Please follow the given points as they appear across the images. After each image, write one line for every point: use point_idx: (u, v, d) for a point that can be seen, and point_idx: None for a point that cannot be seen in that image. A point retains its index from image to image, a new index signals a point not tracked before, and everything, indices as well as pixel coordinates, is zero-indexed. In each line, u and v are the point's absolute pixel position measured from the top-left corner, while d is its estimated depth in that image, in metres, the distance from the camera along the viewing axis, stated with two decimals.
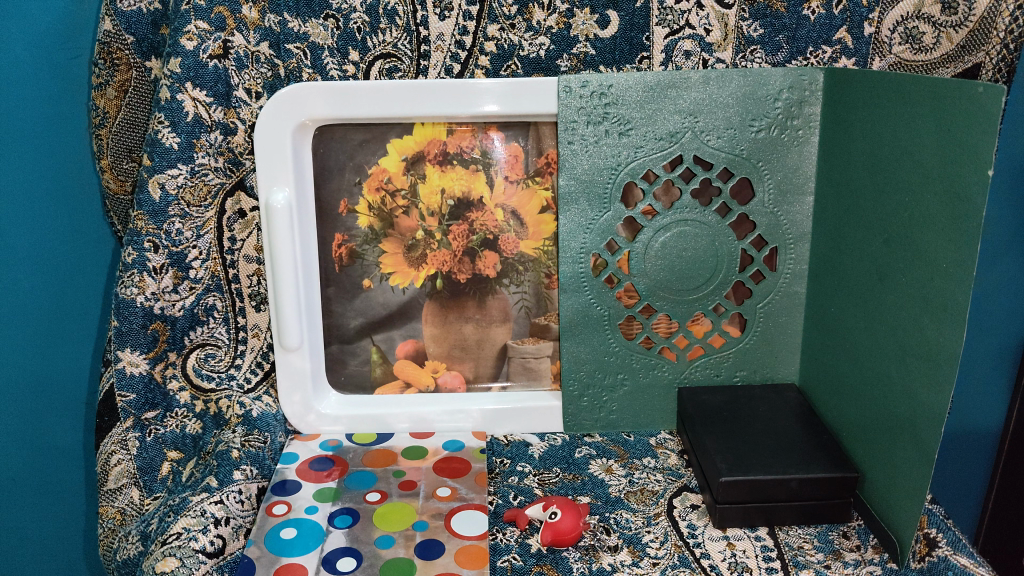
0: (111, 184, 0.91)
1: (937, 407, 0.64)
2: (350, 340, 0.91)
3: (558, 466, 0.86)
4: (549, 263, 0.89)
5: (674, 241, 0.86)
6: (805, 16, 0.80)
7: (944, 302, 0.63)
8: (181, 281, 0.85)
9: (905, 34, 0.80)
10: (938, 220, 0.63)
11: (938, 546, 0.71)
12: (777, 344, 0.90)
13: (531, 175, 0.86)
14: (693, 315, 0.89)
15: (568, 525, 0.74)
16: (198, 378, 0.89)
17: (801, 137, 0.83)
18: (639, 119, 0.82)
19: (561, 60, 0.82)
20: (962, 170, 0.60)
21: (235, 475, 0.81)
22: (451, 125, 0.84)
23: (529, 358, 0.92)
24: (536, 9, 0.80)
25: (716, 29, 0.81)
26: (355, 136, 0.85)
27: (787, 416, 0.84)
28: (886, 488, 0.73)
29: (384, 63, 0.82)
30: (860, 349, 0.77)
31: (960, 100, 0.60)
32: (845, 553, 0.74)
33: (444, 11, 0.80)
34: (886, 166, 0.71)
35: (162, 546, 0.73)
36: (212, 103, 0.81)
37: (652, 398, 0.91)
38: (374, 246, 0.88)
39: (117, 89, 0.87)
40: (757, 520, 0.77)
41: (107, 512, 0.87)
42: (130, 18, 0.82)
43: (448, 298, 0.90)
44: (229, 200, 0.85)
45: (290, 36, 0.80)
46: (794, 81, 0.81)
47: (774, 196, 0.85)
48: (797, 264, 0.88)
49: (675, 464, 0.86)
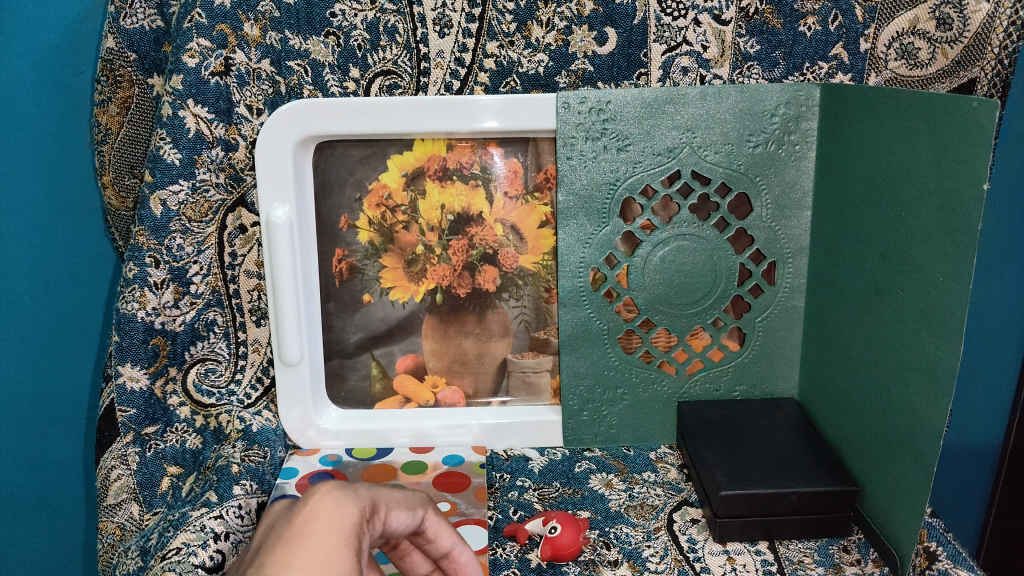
0: (113, 200, 0.91)
1: (936, 421, 0.64)
2: (350, 354, 0.92)
3: (558, 481, 0.86)
4: (549, 277, 0.89)
5: (673, 256, 0.87)
6: (801, 33, 0.81)
7: (943, 315, 0.63)
8: (182, 297, 0.86)
9: (901, 50, 0.81)
10: (937, 235, 0.64)
11: (938, 559, 0.70)
12: (776, 358, 0.90)
13: (530, 191, 0.87)
14: (693, 330, 0.89)
15: (568, 540, 0.74)
16: (198, 394, 0.89)
17: (799, 152, 0.83)
18: (638, 135, 0.83)
19: (560, 77, 0.82)
20: (958, 185, 0.60)
21: (235, 490, 0.80)
22: (450, 141, 0.85)
23: (529, 372, 0.92)
24: (535, 27, 0.81)
25: (713, 46, 0.82)
26: (355, 152, 0.86)
27: (787, 431, 0.84)
28: (886, 502, 0.73)
29: (384, 80, 0.82)
30: (859, 363, 0.77)
31: (955, 116, 0.60)
32: (846, 567, 0.74)
33: (444, 28, 0.81)
34: (884, 181, 0.71)
35: (161, 562, 0.71)
36: (214, 119, 0.82)
37: (652, 412, 0.91)
38: (374, 261, 0.89)
39: (119, 106, 0.87)
40: (757, 534, 0.77)
41: (107, 528, 0.87)
42: (133, 36, 0.83)
43: (448, 313, 0.90)
44: (229, 216, 0.86)
45: (291, 54, 0.81)
46: (790, 97, 0.82)
47: (773, 211, 0.85)
48: (795, 279, 0.88)
49: (675, 478, 0.86)
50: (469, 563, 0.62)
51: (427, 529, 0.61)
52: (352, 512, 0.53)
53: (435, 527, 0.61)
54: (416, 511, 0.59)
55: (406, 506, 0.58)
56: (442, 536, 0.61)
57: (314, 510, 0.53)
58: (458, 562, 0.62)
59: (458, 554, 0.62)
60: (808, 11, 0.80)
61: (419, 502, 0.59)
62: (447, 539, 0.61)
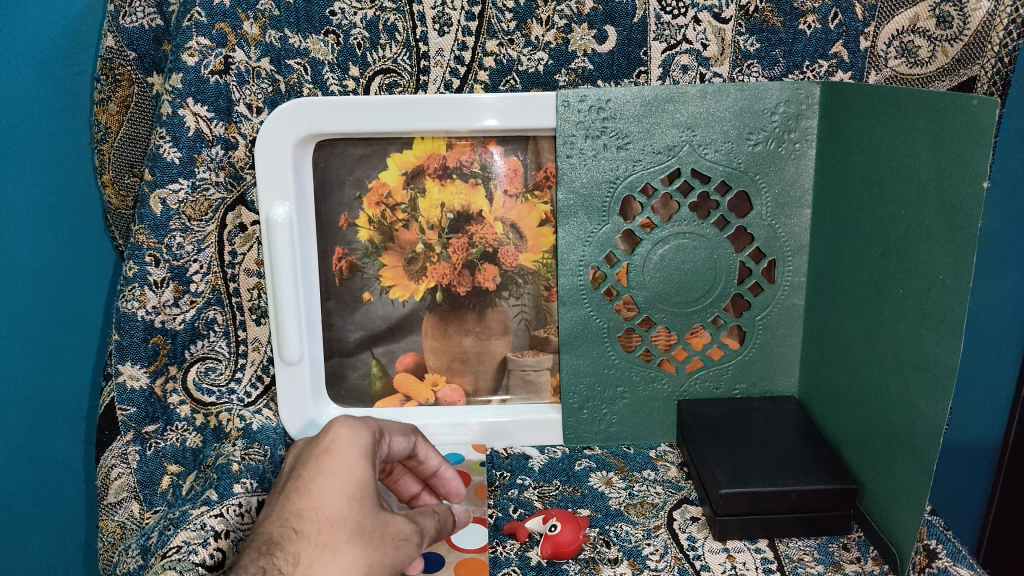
0: (113, 199, 0.91)
1: (936, 418, 0.64)
2: (351, 353, 0.92)
3: (558, 479, 0.86)
4: (549, 275, 0.89)
5: (673, 254, 0.87)
6: (801, 31, 0.81)
7: (943, 313, 0.63)
8: (182, 295, 0.86)
9: (901, 48, 0.81)
10: (937, 232, 0.64)
11: (938, 557, 0.71)
12: (776, 356, 0.90)
13: (530, 189, 0.87)
14: (693, 328, 0.89)
15: (568, 538, 0.74)
16: (198, 392, 0.90)
17: (798, 150, 0.83)
18: (637, 133, 0.83)
19: (559, 76, 0.82)
20: (958, 182, 0.60)
21: (235, 488, 0.80)
22: (450, 139, 0.85)
23: (529, 371, 0.92)
24: (535, 25, 0.81)
25: (714, 43, 0.82)
26: (355, 150, 0.86)
27: (787, 429, 0.84)
28: (885, 499, 0.73)
29: (383, 79, 0.82)
30: (859, 361, 0.77)
31: (956, 113, 0.60)
32: (845, 565, 0.74)
33: (443, 26, 0.81)
34: (885, 179, 0.71)
35: (162, 560, 0.72)
36: (213, 118, 0.82)
37: (652, 410, 0.91)
38: (374, 259, 0.89)
39: (118, 105, 0.87)
40: (757, 532, 0.77)
41: (107, 526, 0.87)
42: (132, 35, 0.83)
43: (448, 311, 0.90)
44: (229, 214, 0.86)
45: (290, 52, 0.81)
46: (790, 95, 0.82)
47: (773, 209, 0.85)
48: (796, 277, 0.88)
49: (675, 476, 0.86)
50: (453, 478, 0.77)
51: (419, 453, 0.75)
52: (366, 436, 0.66)
53: (424, 451, 0.76)
54: (410, 436, 0.73)
55: (401, 432, 0.73)
56: (430, 458, 0.76)
57: (335, 435, 0.65)
58: (445, 479, 0.77)
59: (445, 472, 0.77)
60: (808, 10, 0.80)
61: (411, 429, 0.74)
62: (434, 460, 0.76)
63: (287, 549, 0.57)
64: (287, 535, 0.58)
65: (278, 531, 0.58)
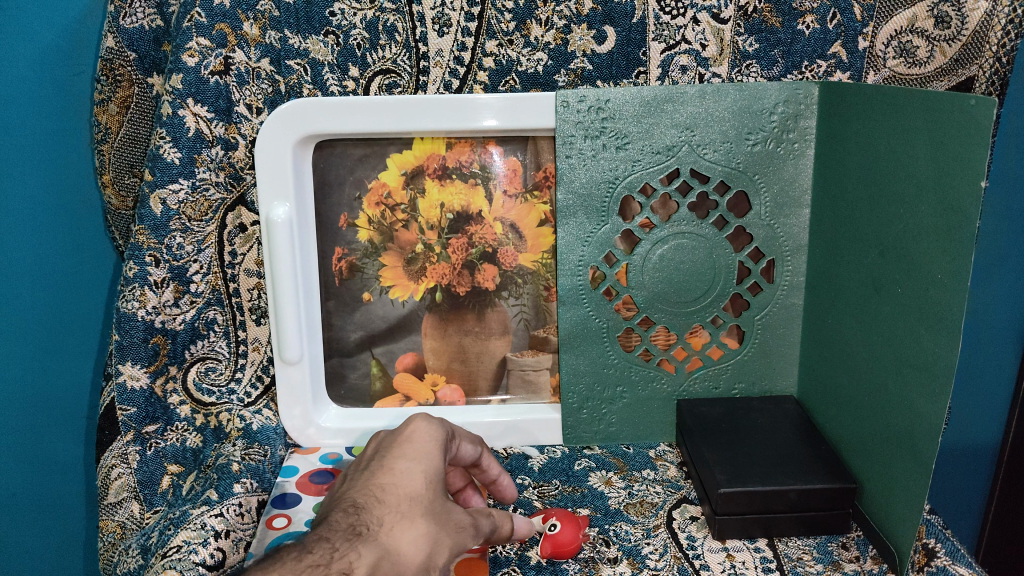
0: (113, 200, 0.92)
1: (936, 418, 0.64)
2: (351, 353, 0.92)
3: (558, 478, 0.86)
4: (549, 275, 0.89)
5: (672, 253, 0.87)
6: (800, 31, 0.81)
7: (942, 313, 0.63)
8: (182, 295, 0.86)
9: (899, 48, 0.81)
10: (935, 232, 0.64)
11: (936, 556, 0.71)
12: (775, 356, 0.91)
13: (529, 189, 0.87)
14: (692, 328, 0.90)
15: (568, 537, 0.74)
16: (198, 392, 0.90)
17: (797, 150, 0.84)
18: (637, 133, 0.83)
19: (559, 76, 0.83)
20: (956, 182, 0.60)
21: (235, 488, 0.80)
22: (450, 139, 0.85)
23: (529, 371, 0.93)
24: (535, 25, 0.81)
25: (713, 44, 0.82)
26: (355, 151, 0.86)
27: (786, 428, 0.84)
28: (886, 499, 0.72)
29: (383, 79, 0.83)
30: (858, 361, 0.77)
31: (954, 113, 0.60)
32: (844, 564, 0.74)
33: (443, 27, 0.81)
34: (883, 178, 0.71)
35: (162, 559, 0.72)
36: (213, 118, 0.82)
37: (651, 410, 0.92)
38: (374, 260, 0.89)
39: (119, 105, 0.88)
40: (757, 532, 0.77)
41: (108, 526, 0.87)
42: (132, 36, 0.84)
43: (448, 311, 0.90)
44: (229, 214, 0.86)
45: (290, 53, 0.81)
46: (789, 95, 0.82)
47: (771, 209, 0.86)
48: (795, 277, 0.88)
49: (674, 476, 0.87)
50: (508, 486, 0.78)
51: (483, 462, 0.75)
52: (441, 432, 0.66)
53: (488, 459, 0.76)
54: (479, 445, 0.73)
55: (471, 439, 0.73)
56: (490, 467, 0.76)
57: (415, 427, 0.65)
58: (500, 486, 0.78)
59: (503, 480, 0.78)
60: (807, 10, 0.80)
61: (480, 439, 0.74)
62: (496, 469, 0.77)
63: (371, 512, 0.57)
64: (371, 502, 0.58)
65: (362, 499, 0.58)
